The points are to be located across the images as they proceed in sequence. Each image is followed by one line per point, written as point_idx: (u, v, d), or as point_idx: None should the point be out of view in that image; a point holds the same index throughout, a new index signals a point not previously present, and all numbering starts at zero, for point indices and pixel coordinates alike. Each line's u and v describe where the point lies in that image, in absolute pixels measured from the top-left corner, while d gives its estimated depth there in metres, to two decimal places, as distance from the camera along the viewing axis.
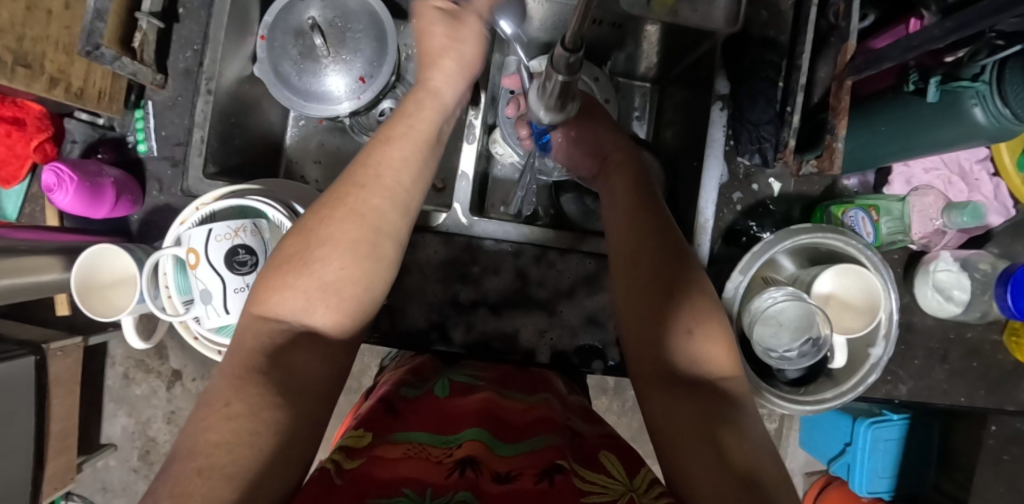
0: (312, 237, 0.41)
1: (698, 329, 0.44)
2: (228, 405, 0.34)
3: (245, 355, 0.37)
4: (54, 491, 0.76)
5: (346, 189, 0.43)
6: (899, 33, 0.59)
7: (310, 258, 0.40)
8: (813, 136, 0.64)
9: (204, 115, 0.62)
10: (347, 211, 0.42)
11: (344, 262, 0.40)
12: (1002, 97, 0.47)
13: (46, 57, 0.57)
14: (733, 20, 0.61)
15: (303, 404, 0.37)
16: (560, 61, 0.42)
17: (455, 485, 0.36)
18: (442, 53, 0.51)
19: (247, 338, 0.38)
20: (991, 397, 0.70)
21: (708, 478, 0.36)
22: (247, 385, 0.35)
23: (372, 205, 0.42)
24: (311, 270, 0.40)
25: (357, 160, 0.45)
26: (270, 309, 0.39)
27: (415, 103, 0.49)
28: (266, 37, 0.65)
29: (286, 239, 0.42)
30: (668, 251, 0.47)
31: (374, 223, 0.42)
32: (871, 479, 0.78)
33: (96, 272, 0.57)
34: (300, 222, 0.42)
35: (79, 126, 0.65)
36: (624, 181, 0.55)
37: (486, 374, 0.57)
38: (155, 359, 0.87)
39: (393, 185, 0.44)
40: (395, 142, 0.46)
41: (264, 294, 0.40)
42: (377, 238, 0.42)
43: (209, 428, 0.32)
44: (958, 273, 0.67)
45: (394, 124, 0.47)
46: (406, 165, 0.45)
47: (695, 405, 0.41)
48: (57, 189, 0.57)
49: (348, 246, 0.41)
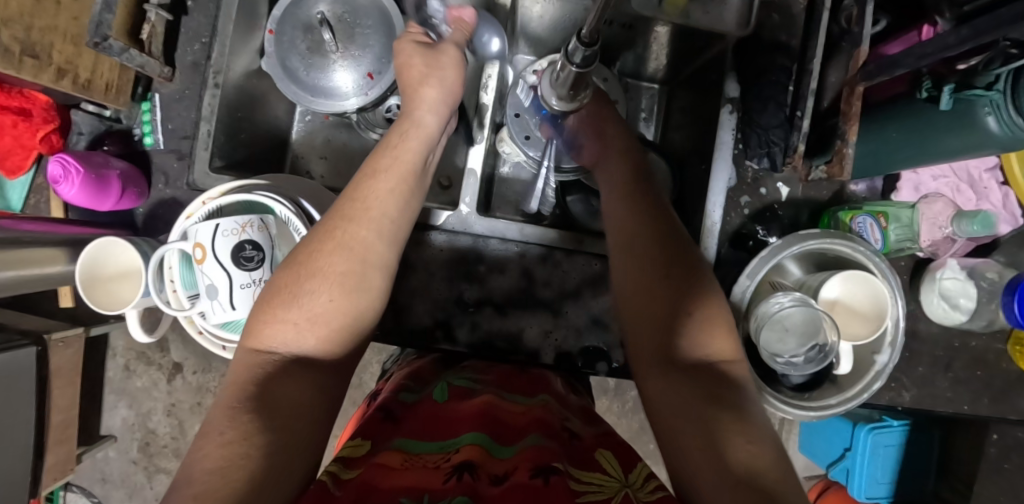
0: (303, 269, 0.43)
1: (696, 314, 0.44)
2: (222, 433, 0.33)
3: (236, 386, 0.37)
4: (53, 481, 0.76)
5: (333, 224, 0.45)
6: (911, 40, 0.59)
7: (299, 290, 0.42)
8: (824, 140, 0.64)
9: (210, 108, 0.62)
10: (336, 245, 0.44)
11: (331, 295, 0.42)
12: (1015, 105, 0.46)
13: (55, 48, 0.57)
14: (744, 23, 0.61)
15: (293, 418, 0.36)
16: (578, 55, 0.43)
17: (454, 489, 0.36)
18: (422, 81, 0.53)
19: (239, 370, 0.38)
20: (994, 406, 0.70)
21: (710, 465, 0.35)
22: (239, 413, 0.34)
23: (358, 238, 0.44)
24: (300, 303, 0.41)
25: (344, 195, 0.47)
26: (262, 342, 0.40)
27: (399, 133, 0.51)
28: (275, 32, 0.65)
29: (278, 273, 0.43)
30: (667, 240, 0.48)
31: (362, 255, 0.44)
32: (869, 486, 0.77)
33: (101, 265, 0.57)
34: (289, 261, 0.44)
35: (86, 118, 0.64)
36: (620, 173, 0.55)
37: (485, 376, 0.57)
38: (156, 351, 0.87)
39: (380, 217, 0.46)
40: (381, 174, 0.48)
41: (257, 325, 0.41)
42: (364, 269, 0.44)
43: (204, 457, 0.32)
44: (964, 281, 0.67)
45: (377, 159, 0.49)
46: (392, 197, 0.47)
47: (696, 391, 0.40)
48: (63, 181, 0.56)
49: (335, 280, 0.42)
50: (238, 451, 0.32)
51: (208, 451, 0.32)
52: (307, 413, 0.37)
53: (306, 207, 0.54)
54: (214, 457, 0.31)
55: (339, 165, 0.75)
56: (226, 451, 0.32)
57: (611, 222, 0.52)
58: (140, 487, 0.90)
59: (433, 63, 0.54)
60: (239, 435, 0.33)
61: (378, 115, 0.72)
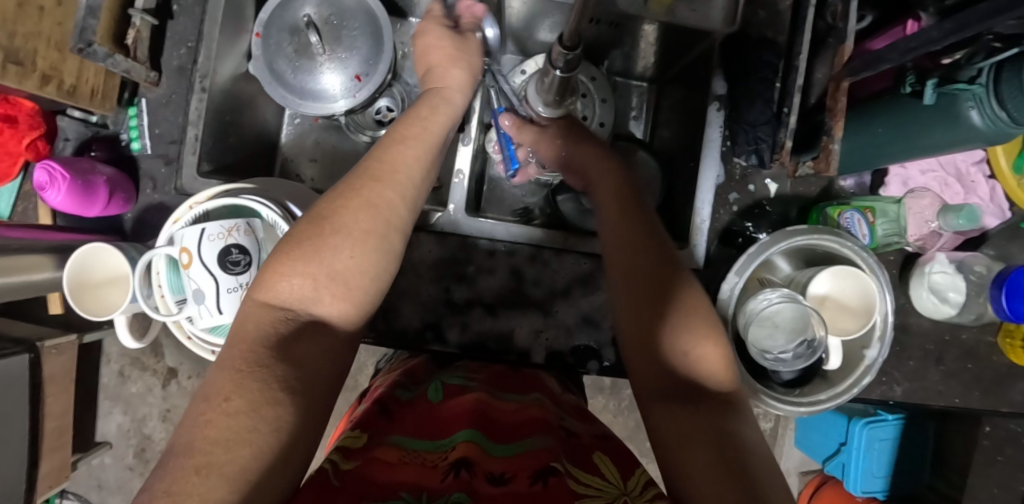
0: (326, 223, 0.41)
1: (685, 327, 0.44)
2: (227, 400, 0.33)
3: (247, 344, 0.36)
4: (48, 488, 0.76)
5: (362, 183, 0.44)
6: (896, 35, 0.59)
7: (321, 246, 0.40)
8: (809, 139, 0.64)
9: (198, 113, 0.62)
10: (363, 203, 0.42)
11: (353, 252, 0.40)
12: (999, 99, 0.46)
13: (38, 54, 0.57)
14: (730, 20, 0.61)
15: (306, 401, 0.36)
16: (560, 58, 0.44)
17: (450, 487, 0.36)
18: (454, 63, 0.55)
19: (250, 324, 0.37)
20: (985, 399, 0.71)
21: (710, 475, 0.35)
22: (247, 379, 0.34)
23: (386, 198, 0.43)
24: (322, 257, 0.40)
25: (371, 157, 0.46)
26: (276, 296, 0.39)
27: (429, 107, 0.52)
28: (261, 35, 0.64)
29: (301, 224, 0.42)
30: (665, 270, 0.47)
31: (386, 216, 0.43)
32: (864, 479, 0.78)
33: (89, 271, 0.57)
34: (313, 213, 0.42)
35: (72, 124, 0.64)
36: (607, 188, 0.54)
37: (479, 375, 0.57)
38: (150, 356, 0.86)
39: (406, 181, 0.45)
40: (409, 141, 0.48)
41: (273, 278, 0.39)
42: (387, 231, 0.43)
43: (207, 424, 0.32)
44: (954, 275, 0.67)
45: (407, 124, 0.49)
46: (419, 164, 0.47)
47: (692, 414, 0.40)
48: (49, 187, 0.56)
49: (360, 239, 0.41)
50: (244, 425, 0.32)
51: (212, 421, 0.32)
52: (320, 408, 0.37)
53: (293, 210, 0.53)
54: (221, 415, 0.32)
55: (330, 168, 0.75)
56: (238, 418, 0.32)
57: (607, 237, 0.51)
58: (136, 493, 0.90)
59: (462, 50, 0.56)
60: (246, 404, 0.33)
61: (368, 117, 0.73)
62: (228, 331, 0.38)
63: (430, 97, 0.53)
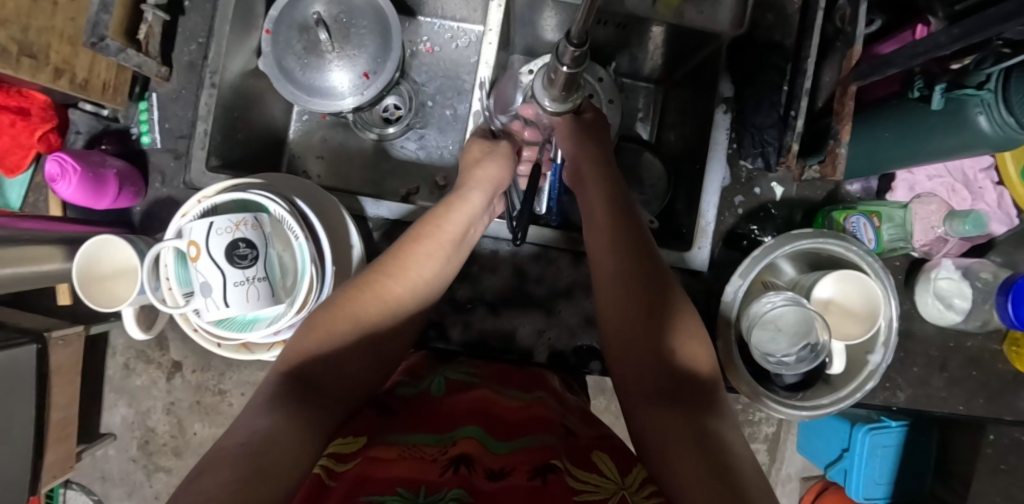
0: (339, 310, 0.47)
1: (676, 334, 0.47)
2: (245, 436, 0.36)
3: (261, 402, 0.40)
4: (53, 478, 0.76)
5: (375, 278, 0.49)
6: (905, 39, 0.58)
7: (331, 331, 0.45)
8: (816, 142, 0.63)
9: (207, 108, 0.63)
10: (375, 296, 0.48)
11: (357, 338, 0.46)
12: (1008, 106, 0.46)
13: (51, 48, 0.56)
14: (739, 22, 0.61)
15: (308, 435, 0.38)
16: (567, 55, 0.43)
17: (448, 482, 0.36)
18: (476, 164, 0.58)
19: (266, 390, 0.41)
20: (988, 406, 0.72)
21: (697, 469, 0.37)
22: (260, 421, 0.37)
23: (394, 295, 0.49)
24: (333, 342, 0.45)
25: (387, 252, 0.51)
26: (291, 369, 0.43)
27: (447, 206, 0.54)
28: (272, 32, 0.65)
29: (319, 310, 0.47)
30: (650, 279, 0.49)
31: (392, 310, 0.49)
32: (867, 486, 0.75)
33: (97, 263, 0.58)
34: (324, 304, 0.48)
35: (83, 117, 0.65)
36: (598, 207, 0.54)
37: (482, 371, 0.58)
38: (156, 349, 0.87)
39: (415, 278, 0.50)
40: (424, 239, 0.52)
41: (291, 353, 0.44)
42: (391, 321, 0.49)
43: (215, 456, 0.34)
44: (959, 281, 0.66)
45: (424, 223, 0.53)
46: (430, 263, 0.51)
47: (676, 414, 0.42)
48: (59, 180, 0.56)
49: (367, 327, 0.47)
50: (254, 441, 0.35)
51: (221, 453, 0.35)
52: (324, 425, 0.41)
53: (300, 204, 0.54)
54: (234, 442, 0.35)
55: (336, 165, 0.76)
56: (251, 439, 0.35)
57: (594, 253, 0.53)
58: (140, 485, 0.91)
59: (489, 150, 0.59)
60: (255, 432, 0.36)
61: (375, 115, 0.75)
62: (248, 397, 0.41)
63: (453, 199, 0.55)
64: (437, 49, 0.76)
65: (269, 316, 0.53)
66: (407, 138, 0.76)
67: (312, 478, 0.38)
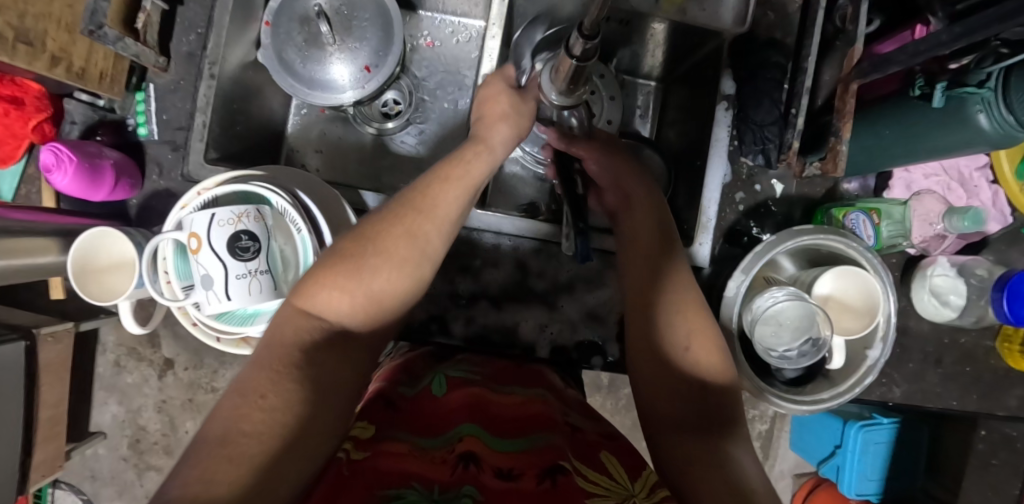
0: (366, 246, 0.43)
1: (699, 355, 0.46)
2: (263, 397, 0.33)
3: (282, 347, 0.38)
4: (42, 477, 0.75)
5: (405, 212, 0.45)
6: (904, 39, 0.59)
7: (361, 266, 0.42)
8: (817, 139, 0.64)
9: (206, 100, 0.62)
10: (403, 233, 0.44)
11: (387, 280, 0.42)
12: (1007, 104, 0.47)
13: (48, 35, 0.55)
14: (741, 20, 0.61)
15: (327, 410, 0.37)
16: (577, 47, 0.44)
17: (459, 480, 0.36)
18: (500, 118, 0.53)
19: (288, 329, 0.39)
20: (982, 402, 0.72)
21: (714, 486, 0.37)
22: (283, 379, 0.35)
23: (425, 232, 0.44)
24: (362, 277, 0.42)
25: (416, 186, 0.47)
26: (314, 305, 0.41)
27: (472, 151, 0.49)
28: (271, 23, 0.64)
29: (343, 243, 0.44)
30: (689, 297, 0.49)
31: (423, 248, 0.44)
32: (859, 481, 0.78)
33: (94, 255, 0.57)
34: (353, 234, 0.44)
35: (79, 107, 0.64)
36: (642, 230, 0.53)
37: (482, 369, 0.57)
38: (148, 347, 0.85)
39: (445, 217, 0.45)
40: (452, 181, 0.47)
41: (310, 291, 0.41)
42: (423, 261, 0.44)
43: (241, 417, 0.32)
44: (954, 278, 0.67)
45: (451, 163, 0.48)
46: (459, 205, 0.47)
47: (701, 441, 0.42)
48: (54, 170, 0.55)
49: (395, 267, 0.43)
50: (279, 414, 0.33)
51: (245, 413, 0.32)
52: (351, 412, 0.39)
53: (302, 197, 0.53)
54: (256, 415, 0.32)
55: (335, 159, 0.75)
56: (272, 413, 0.33)
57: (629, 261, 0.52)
58: (130, 484, 0.90)
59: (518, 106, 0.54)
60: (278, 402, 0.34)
61: (374, 109, 0.74)
62: (267, 332, 0.40)
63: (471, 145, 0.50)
64: (437, 43, 0.76)
65: (270, 310, 0.52)
66: (407, 132, 0.75)
67: (334, 470, 0.37)
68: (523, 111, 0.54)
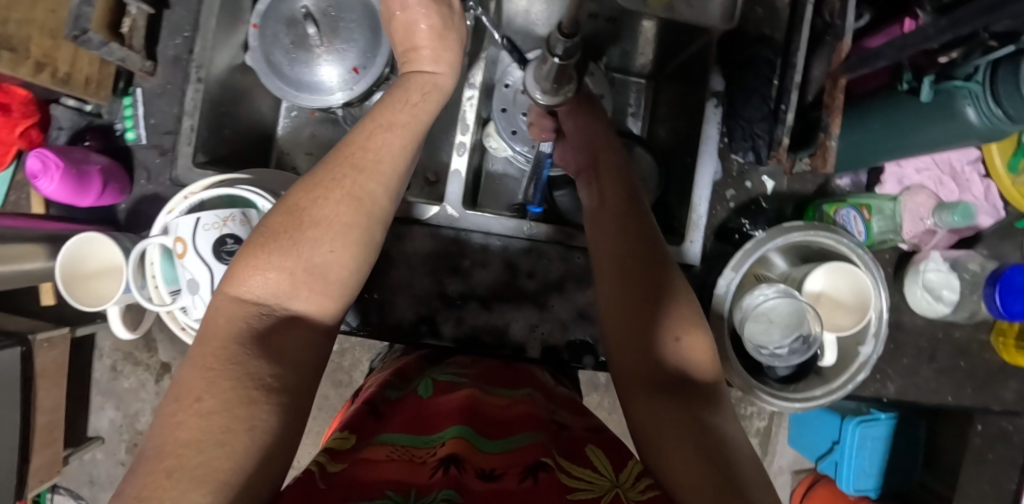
0: (303, 215, 0.40)
1: (672, 316, 0.46)
2: (199, 401, 0.32)
3: (220, 341, 0.36)
4: (40, 483, 0.75)
5: (341, 172, 0.41)
6: (893, 34, 0.59)
7: (299, 239, 0.39)
8: (807, 134, 0.63)
9: (193, 103, 0.62)
10: (343, 194, 0.41)
11: (331, 249, 0.39)
12: (996, 97, 0.47)
13: (32, 41, 0.56)
14: (729, 16, 0.61)
15: (290, 393, 0.36)
16: (558, 45, 0.43)
17: (438, 484, 0.35)
18: (428, 52, 0.48)
19: (222, 321, 0.37)
20: (977, 396, 0.70)
21: (699, 463, 0.38)
22: (218, 378, 0.33)
23: (367, 190, 0.41)
24: (300, 251, 0.39)
25: (351, 142, 0.43)
26: (250, 291, 0.38)
27: (416, 91, 0.46)
28: (259, 26, 0.65)
29: (275, 215, 0.40)
30: (654, 260, 0.48)
31: (368, 208, 0.41)
32: (858, 478, 0.77)
33: (81, 261, 0.57)
34: (285, 205, 0.41)
35: (66, 112, 0.64)
36: (613, 207, 0.52)
37: (472, 370, 0.57)
38: (144, 351, 0.85)
39: (388, 171, 0.42)
40: (392, 129, 0.44)
41: (248, 272, 0.38)
42: (370, 222, 0.41)
43: (178, 426, 0.31)
44: (948, 273, 0.67)
45: (390, 109, 0.44)
46: (402, 156, 0.44)
47: (676, 405, 0.42)
48: (41, 176, 0.56)
49: (340, 232, 0.40)
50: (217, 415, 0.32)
51: (182, 420, 0.32)
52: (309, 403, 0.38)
53: None
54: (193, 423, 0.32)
55: (326, 161, 0.75)
56: (212, 418, 0.32)
57: (599, 239, 0.52)
58: None
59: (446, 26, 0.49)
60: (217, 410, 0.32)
61: (365, 111, 0.72)
62: (199, 329, 0.37)
63: (415, 81, 0.47)
64: None
65: None
66: None
67: (302, 480, 0.37)
68: (454, 30, 0.49)
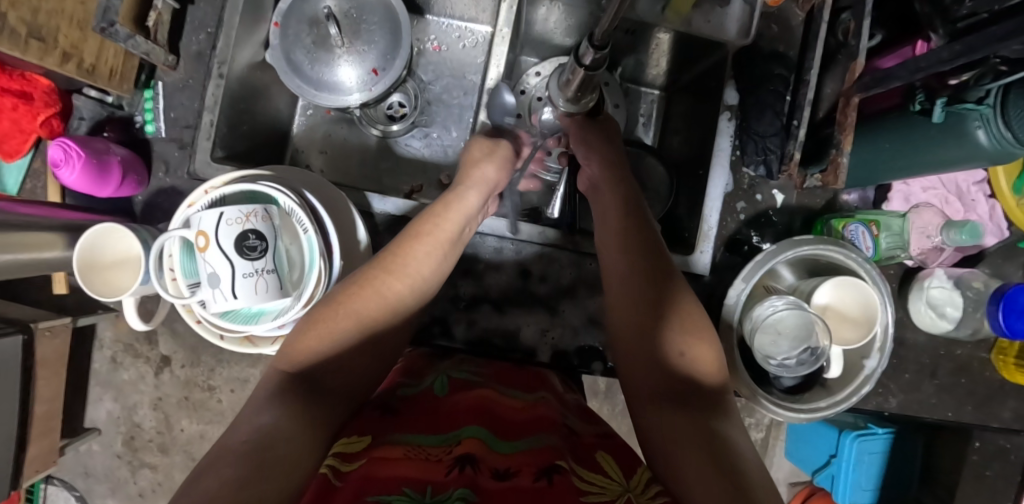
0: (339, 307, 0.48)
1: (679, 331, 0.48)
2: (243, 431, 0.37)
3: (266, 394, 0.41)
4: (34, 473, 0.74)
5: (374, 274, 0.51)
6: (905, 54, 0.61)
7: (333, 326, 0.47)
8: (818, 151, 0.65)
9: (214, 98, 0.62)
10: (372, 293, 0.50)
11: (358, 336, 0.48)
12: (1006, 120, 0.48)
13: (61, 32, 0.56)
14: (745, 32, 0.62)
15: (316, 425, 0.40)
16: (588, 57, 0.45)
17: (455, 482, 0.36)
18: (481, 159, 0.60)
19: (267, 383, 0.43)
20: (977, 413, 0.72)
21: (708, 469, 0.38)
22: (258, 416, 0.39)
23: (394, 291, 0.51)
24: (335, 336, 0.47)
25: (387, 249, 0.53)
26: (292, 363, 0.45)
27: (442, 205, 0.56)
28: (280, 24, 0.64)
29: (318, 306, 0.49)
30: (658, 283, 0.51)
31: (393, 306, 0.50)
32: (854, 491, 0.78)
33: (99, 252, 0.57)
34: (326, 300, 0.49)
35: (88, 103, 0.64)
36: (619, 225, 0.55)
37: (483, 371, 0.57)
38: (144, 344, 0.85)
39: (413, 271, 0.52)
40: (420, 236, 0.54)
41: (290, 350, 0.45)
42: (391, 317, 0.50)
43: (222, 448, 0.36)
44: (951, 290, 0.68)
45: (418, 222, 0.55)
46: (428, 260, 0.53)
47: (687, 416, 0.43)
48: (63, 165, 0.56)
49: (366, 324, 0.48)
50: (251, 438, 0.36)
51: (225, 445, 0.36)
52: (333, 424, 0.42)
53: (310, 197, 0.54)
54: (238, 439, 0.36)
55: (338, 160, 0.75)
56: (253, 437, 0.36)
57: (607, 258, 0.55)
58: (124, 482, 0.89)
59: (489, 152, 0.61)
60: (257, 429, 0.37)
61: (380, 112, 0.74)
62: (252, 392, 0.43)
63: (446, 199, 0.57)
64: (444, 48, 0.76)
65: (274, 309, 0.53)
66: (412, 135, 0.76)
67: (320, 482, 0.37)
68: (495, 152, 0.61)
